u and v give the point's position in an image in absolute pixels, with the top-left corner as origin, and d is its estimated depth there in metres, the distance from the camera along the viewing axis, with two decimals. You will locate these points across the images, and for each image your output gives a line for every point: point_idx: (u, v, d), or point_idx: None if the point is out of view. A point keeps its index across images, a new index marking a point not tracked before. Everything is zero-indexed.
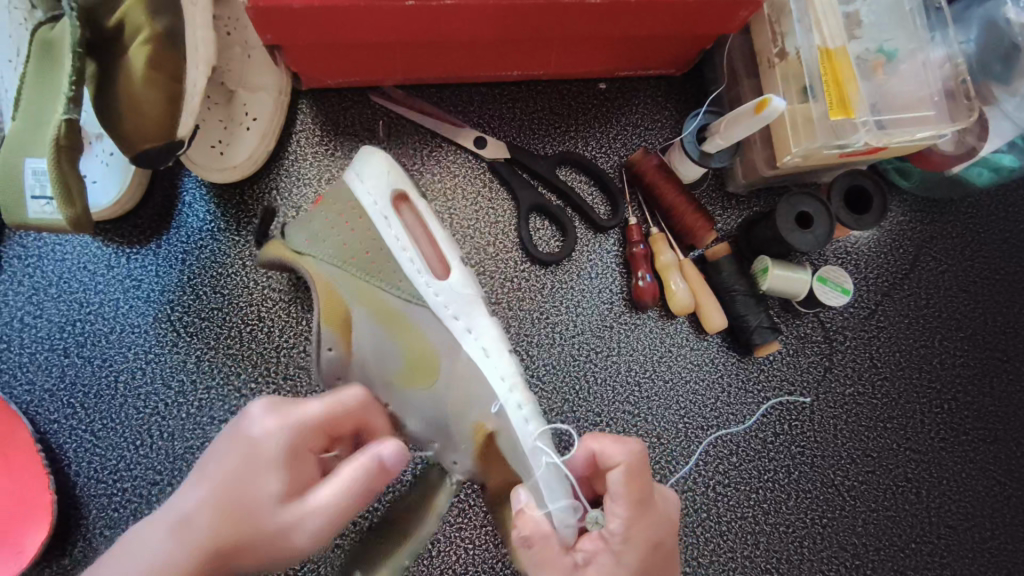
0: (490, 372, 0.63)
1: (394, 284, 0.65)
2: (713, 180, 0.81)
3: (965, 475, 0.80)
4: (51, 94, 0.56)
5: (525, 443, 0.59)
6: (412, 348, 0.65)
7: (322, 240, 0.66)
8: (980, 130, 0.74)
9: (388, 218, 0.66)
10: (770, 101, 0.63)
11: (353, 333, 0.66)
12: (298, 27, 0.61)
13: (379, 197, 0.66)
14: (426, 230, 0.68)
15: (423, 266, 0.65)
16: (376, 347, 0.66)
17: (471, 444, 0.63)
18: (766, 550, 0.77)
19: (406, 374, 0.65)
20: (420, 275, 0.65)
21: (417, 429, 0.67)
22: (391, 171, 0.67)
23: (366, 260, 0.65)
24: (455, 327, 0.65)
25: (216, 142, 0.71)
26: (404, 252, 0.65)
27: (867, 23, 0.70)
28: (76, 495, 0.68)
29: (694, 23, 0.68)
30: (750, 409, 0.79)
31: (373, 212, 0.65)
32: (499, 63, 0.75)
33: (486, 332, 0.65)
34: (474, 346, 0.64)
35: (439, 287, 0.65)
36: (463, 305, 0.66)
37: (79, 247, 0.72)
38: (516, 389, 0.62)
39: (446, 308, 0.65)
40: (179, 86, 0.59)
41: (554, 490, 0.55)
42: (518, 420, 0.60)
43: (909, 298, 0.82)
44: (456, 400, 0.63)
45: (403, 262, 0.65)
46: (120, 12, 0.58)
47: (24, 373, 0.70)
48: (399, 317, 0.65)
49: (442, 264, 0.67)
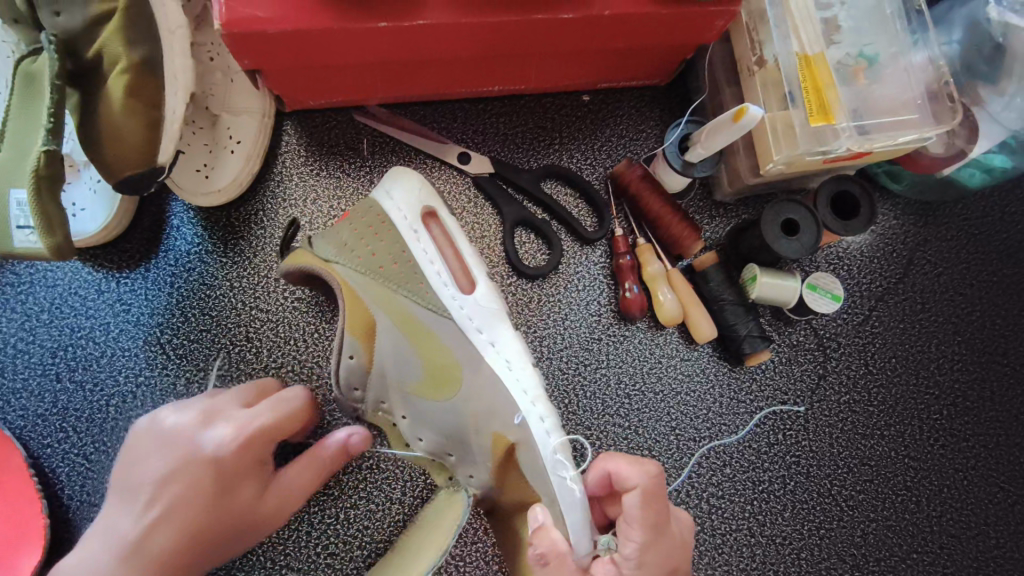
0: (514, 386, 0.64)
1: (417, 295, 0.65)
2: (700, 188, 0.81)
3: (968, 482, 0.79)
4: (33, 127, 0.57)
5: (547, 459, 0.60)
6: (434, 358, 0.65)
7: (349, 250, 0.65)
8: (969, 133, 0.73)
9: (416, 232, 0.66)
10: (748, 110, 0.62)
11: (376, 344, 0.66)
12: (274, 52, 0.62)
13: (408, 210, 0.66)
14: (453, 246, 0.68)
15: (450, 278, 0.66)
16: (398, 357, 0.66)
17: (490, 454, 0.65)
18: (762, 562, 0.76)
19: (428, 384, 0.66)
20: (444, 288, 0.65)
21: (435, 438, 0.68)
22: (420, 188, 0.67)
23: (393, 272, 0.65)
24: (478, 341, 0.65)
25: (201, 166, 0.73)
26: (430, 264, 0.65)
27: (846, 29, 0.69)
28: (70, 519, 0.69)
29: (670, 34, 0.67)
30: (743, 420, 0.78)
31: (400, 225, 0.66)
32: (480, 80, 0.75)
33: (511, 346, 0.66)
34: (497, 360, 0.65)
35: (464, 300, 0.65)
36: (487, 319, 0.66)
37: (69, 273, 0.73)
38: (538, 402, 0.64)
39: (470, 321, 0.65)
40: (158, 113, 0.60)
41: (575, 507, 0.57)
42: (539, 432, 0.62)
43: (904, 302, 0.81)
44: (476, 412, 0.64)
45: (429, 274, 0.65)
46: (98, 44, 0.59)
47: (18, 399, 0.71)
48: (421, 327, 0.65)
49: (467, 276, 0.67)
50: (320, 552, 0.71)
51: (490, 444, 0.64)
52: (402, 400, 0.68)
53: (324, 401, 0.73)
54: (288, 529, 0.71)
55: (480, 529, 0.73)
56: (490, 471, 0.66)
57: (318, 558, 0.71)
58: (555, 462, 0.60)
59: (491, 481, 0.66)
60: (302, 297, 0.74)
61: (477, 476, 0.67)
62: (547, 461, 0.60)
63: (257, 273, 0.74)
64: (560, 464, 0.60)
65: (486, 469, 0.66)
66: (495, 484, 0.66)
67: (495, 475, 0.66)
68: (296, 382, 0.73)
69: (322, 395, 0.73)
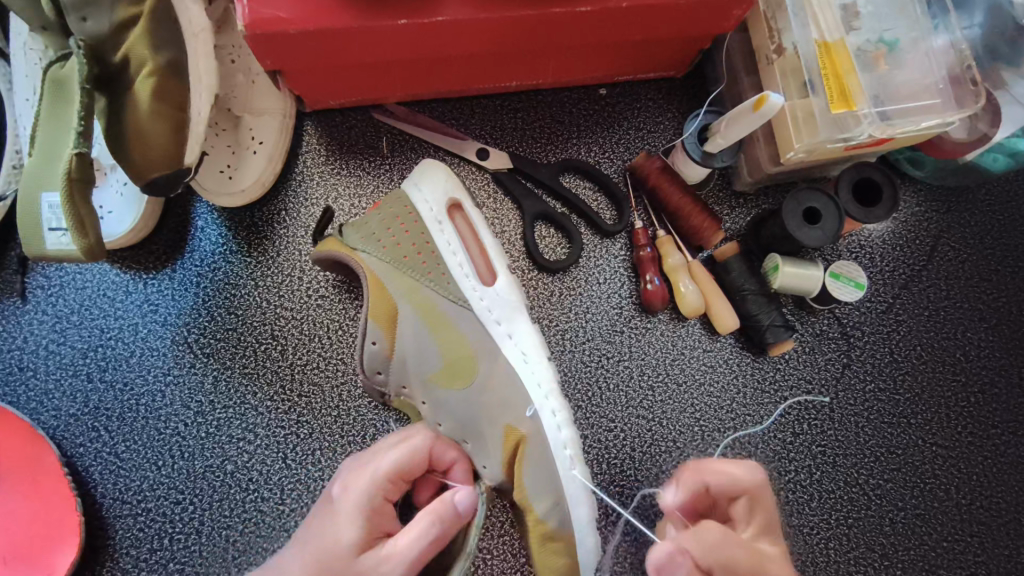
0: (528, 379, 0.65)
1: (441, 286, 0.66)
2: (719, 179, 0.81)
3: (997, 469, 0.78)
4: (63, 130, 0.58)
5: (558, 455, 0.63)
6: (451, 347, 0.65)
7: (375, 238, 0.66)
8: (992, 117, 0.72)
9: (440, 224, 0.68)
10: (769, 98, 0.62)
11: (397, 332, 0.65)
12: (296, 52, 0.63)
13: (435, 203, 0.68)
14: (477, 238, 0.70)
15: (472, 270, 0.67)
16: (418, 346, 0.65)
17: (501, 447, 0.64)
18: (790, 553, 0.76)
19: (445, 375, 0.65)
20: (466, 279, 0.67)
21: (452, 428, 0.66)
22: (446, 180, 0.69)
23: (417, 263, 0.66)
24: (497, 333, 0.66)
25: (225, 167, 0.73)
26: (453, 256, 0.67)
27: (865, 15, 0.69)
28: (104, 517, 0.70)
29: (687, 23, 0.67)
30: (767, 410, 0.78)
31: (426, 216, 0.67)
32: (498, 76, 0.75)
33: (529, 338, 0.67)
34: (514, 352, 0.66)
35: (485, 292, 0.67)
36: (506, 311, 0.67)
37: (98, 274, 0.74)
38: (550, 396, 0.65)
39: (489, 312, 0.66)
40: (183, 115, 0.61)
41: (580, 501, 0.62)
42: (551, 426, 0.64)
43: (929, 289, 0.80)
44: (493, 402, 0.65)
45: (451, 265, 0.67)
46: (124, 48, 0.59)
47: (50, 400, 0.72)
48: (442, 317, 0.66)
49: (490, 269, 0.69)
50: None
51: (503, 437, 0.64)
52: (421, 388, 0.66)
53: (349, 397, 0.73)
54: None
55: (506, 522, 0.73)
56: (500, 466, 0.64)
57: None
58: (567, 458, 0.63)
59: (502, 476, 0.65)
60: (326, 294, 0.74)
61: (490, 468, 0.65)
62: (558, 457, 0.63)
63: (281, 271, 0.75)
64: (569, 461, 0.63)
65: (498, 463, 0.64)
66: (505, 479, 0.65)
67: (505, 472, 0.64)
68: (321, 379, 0.73)
69: (348, 391, 0.73)
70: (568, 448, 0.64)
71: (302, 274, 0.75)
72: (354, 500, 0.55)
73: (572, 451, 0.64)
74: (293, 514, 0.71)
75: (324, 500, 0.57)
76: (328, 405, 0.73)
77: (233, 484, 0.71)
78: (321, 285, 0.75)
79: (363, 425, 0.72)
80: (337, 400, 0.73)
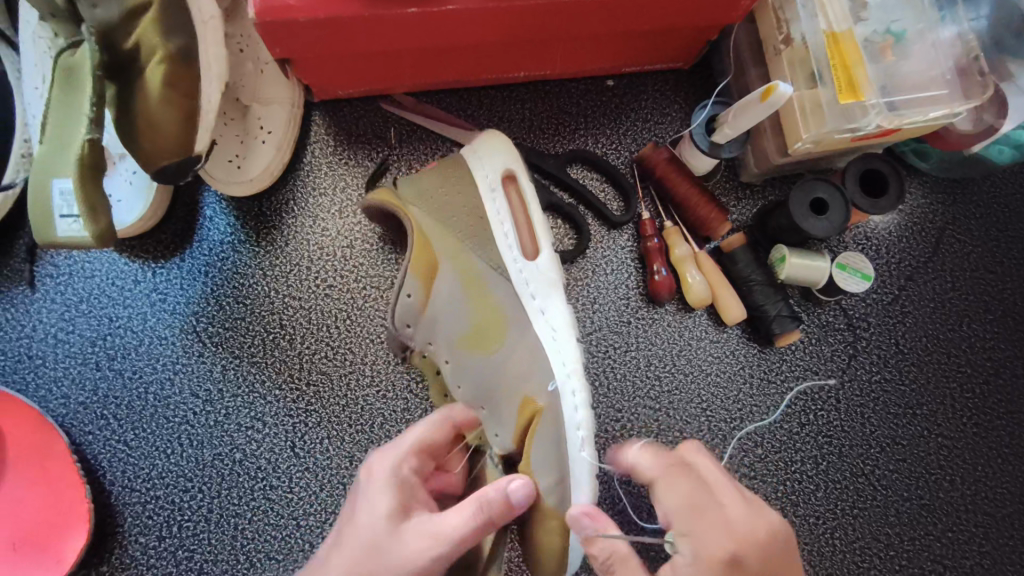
0: (553, 356, 0.64)
1: (484, 254, 0.67)
2: (726, 170, 0.81)
3: (1001, 460, 0.78)
4: (76, 117, 0.59)
5: (570, 434, 0.62)
6: (486, 313, 0.66)
7: (427, 198, 0.67)
8: (998, 108, 0.72)
9: (493, 192, 0.68)
10: (777, 88, 0.63)
11: (434, 288, 0.67)
12: (307, 40, 0.63)
13: (491, 172, 0.68)
14: (524, 211, 0.69)
15: (515, 243, 0.67)
16: (452, 306, 0.66)
17: (516, 416, 0.63)
18: (796, 542, 0.76)
19: (473, 339, 0.66)
20: (509, 249, 0.67)
21: (467, 392, 0.66)
22: (507, 151, 0.69)
23: (465, 225, 0.67)
24: (530, 306, 0.66)
25: (233, 157, 0.73)
26: (499, 224, 0.67)
27: (873, 6, 0.69)
28: (112, 504, 0.71)
29: (695, 14, 0.68)
30: (774, 400, 0.78)
31: (481, 184, 0.68)
32: (506, 66, 0.76)
33: (562, 316, 0.66)
34: (545, 327, 0.66)
35: (525, 265, 0.67)
36: (543, 287, 0.67)
37: (107, 263, 0.74)
38: (573, 376, 0.64)
39: (527, 285, 0.66)
40: (194, 102, 0.61)
41: (584, 487, 0.61)
42: (568, 406, 0.63)
43: (934, 281, 0.80)
44: (513, 373, 0.64)
45: (495, 233, 0.67)
46: (135, 36, 0.60)
47: (59, 388, 0.73)
48: (480, 285, 0.66)
49: (533, 245, 0.68)
50: None
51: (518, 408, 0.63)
52: (444, 349, 0.67)
53: (357, 386, 0.73)
54: (326, 513, 0.71)
55: None
56: (512, 434, 0.64)
57: None
58: (580, 441, 0.62)
59: (511, 445, 0.64)
60: (333, 284, 0.75)
61: (501, 437, 0.64)
62: (570, 439, 0.62)
63: (289, 261, 0.75)
64: (581, 443, 0.62)
65: (510, 431, 0.64)
66: (514, 449, 0.64)
67: (515, 443, 0.63)
68: (329, 368, 0.73)
69: (356, 380, 0.73)
70: (581, 429, 0.62)
71: (310, 263, 0.75)
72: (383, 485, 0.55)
73: (585, 433, 0.62)
74: (302, 502, 0.71)
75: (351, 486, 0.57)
76: (337, 393, 0.73)
77: (242, 472, 0.71)
78: (329, 275, 0.75)
79: (371, 413, 0.73)
80: (345, 388, 0.73)
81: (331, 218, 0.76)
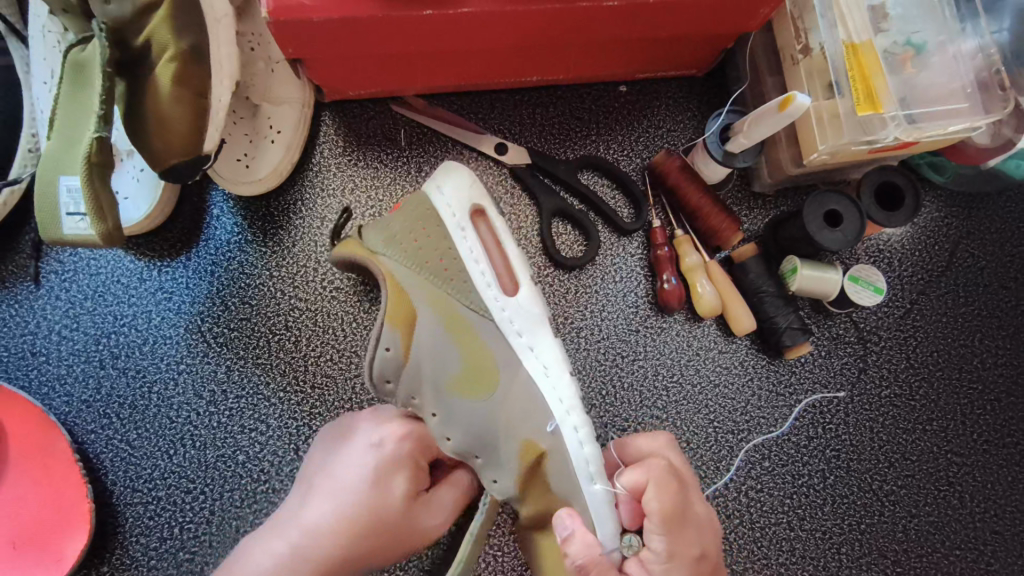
0: (549, 394, 0.63)
1: (463, 295, 0.64)
2: (739, 179, 0.80)
3: (1011, 479, 0.77)
4: (84, 115, 0.58)
5: (580, 472, 0.60)
6: (472, 357, 0.64)
7: (398, 243, 0.65)
8: (1017, 121, 0.71)
9: (463, 230, 0.65)
10: (795, 98, 0.61)
11: (415, 336, 0.64)
12: (320, 39, 0.62)
13: (457, 207, 0.65)
14: (501, 250, 0.67)
15: (494, 279, 0.65)
16: (437, 352, 0.64)
17: (518, 460, 0.63)
18: (801, 557, 0.75)
19: (464, 384, 0.64)
20: (488, 288, 0.64)
21: (461, 441, 0.64)
22: (471, 185, 0.66)
23: (439, 268, 0.64)
24: (518, 345, 0.64)
25: (241, 156, 0.73)
26: (475, 263, 0.65)
27: (893, 16, 0.68)
28: (113, 504, 0.70)
29: (714, 21, 0.67)
30: (782, 413, 0.77)
31: (447, 221, 0.65)
32: (520, 69, 0.75)
33: (551, 352, 0.65)
34: (536, 365, 0.64)
35: (506, 302, 0.65)
36: (528, 323, 0.65)
37: (112, 261, 0.74)
38: (572, 412, 0.63)
39: (511, 324, 0.64)
40: (205, 101, 0.60)
41: (604, 519, 0.58)
42: (572, 444, 0.61)
43: (947, 296, 0.79)
44: (509, 417, 0.63)
45: (474, 274, 0.64)
46: (146, 32, 0.59)
47: (62, 385, 0.72)
48: (464, 325, 0.64)
49: (512, 280, 0.67)
50: None
51: (520, 451, 0.63)
52: (433, 397, 0.64)
53: (361, 391, 0.73)
54: None
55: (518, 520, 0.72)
56: (514, 478, 0.63)
57: None
58: (589, 473, 0.60)
59: (514, 490, 0.63)
60: (340, 287, 0.74)
61: (501, 482, 0.63)
62: (580, 473, 0.60)
63: (296, 262, 0.74)
64: (592, 478, 0.60)
65: (511, 475, 0.63)
66: (517, 494, 0.63)
67: (518, 486, 0.63)
68: (334, 371, 0.73)
69: (361, 385, 0.73)
70: (592, 464, 0.61)
71: (316, 265, 0.74)
72: (388, 450, 0.64)
73: (597, 468, 0.60)
74: None
75: (338, 446, 0.66)
76: (342, 396, 0.72)
77: (244, 475, 0.71)
78: (335, 277, 0.74)
79: None
80: (350, 392, 0.72)
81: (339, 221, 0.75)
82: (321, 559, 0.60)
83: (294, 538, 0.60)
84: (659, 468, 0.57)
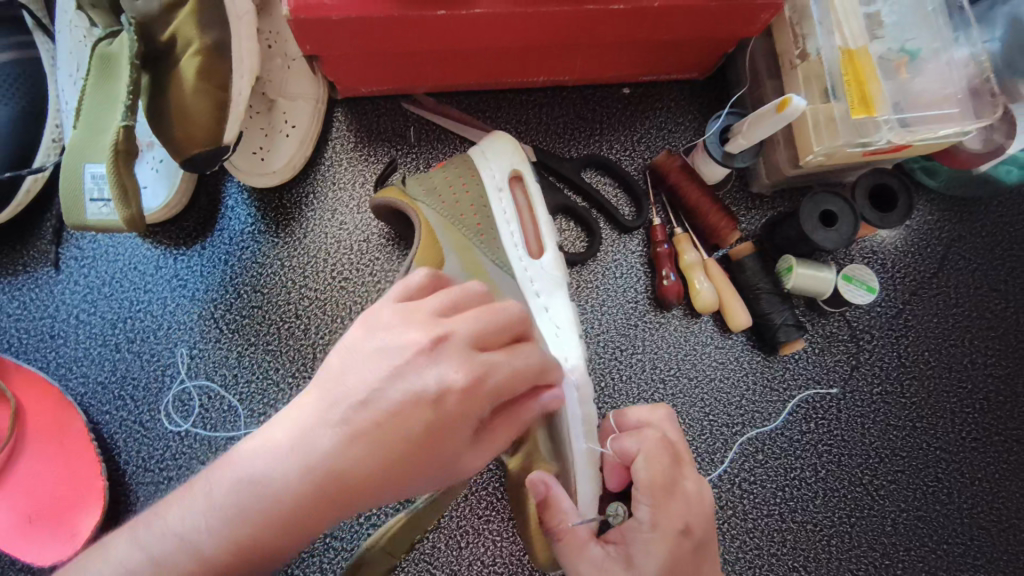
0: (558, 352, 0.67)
1: (489, 248, 0.69)
2: (737, 180, 0.82)
3: (1000, 476, 0.79)
4: (109, 106, 0.61)
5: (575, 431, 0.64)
6: None
7: (436, 195, 0.69)
8: (1008, 128, 0.73)
9: (500, 190, 0.71)
10: (791, 101, 0.64)
11: None
12: (336, 36, 0.64)
13: (498, 172, 0.72)
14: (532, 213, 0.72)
15: (522, 242, 0.71)
16: None
17: None
18: (793, 548, 0.77)
19: None
20: (515, 249, 0.70)
21: None
22: (512, 152, 0.72)
23: (471, 221, 0.69)
24: (535, 304, 0.69)
25: (257, 149, 0.75)
26: (507, 224, 0.71)
27: (888, 24, 0.71)
28: (126, 483, 0.72)
29: (714, 27, 0.69)
30: (776, 408, 0.79)
31: (487, 183, 0.71)
32: (528, 70, 0.77)
33: (565, 314, 0.70)
34: (549, 324, 0.69)
35: (531, 264, 0.70)
36: (548, 285, 0.70)
37: (130, 248, 0.76)
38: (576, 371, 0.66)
39: (531, 283, 0.70)
40: (225, 94, 0.63)
41: (587, 479, 0.63)
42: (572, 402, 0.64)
43: (938, 297, 0.82)
44: None
45: (503, 234, 0.70)
46: (172, 28, 0.62)
47: (79, 367, 0.74)
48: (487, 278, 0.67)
49: (539, 243, 0.71)
50: (362, 524, 0.72)
51: None
52: None
53: None
54: None
55: None
56: None
57: (360, 528, 0.72)
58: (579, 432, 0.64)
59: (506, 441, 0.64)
60: (347, 278, 0.76)
61: None
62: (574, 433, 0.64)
63: (307, 253, 0.77)
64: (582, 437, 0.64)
65: None
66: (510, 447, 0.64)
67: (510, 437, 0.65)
68: None
69: None
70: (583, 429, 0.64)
71: (327, 256, 0.77)
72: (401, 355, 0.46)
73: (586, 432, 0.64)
74: None
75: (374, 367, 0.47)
76: None
77: None
78: (344, 269, 0.76)
79: None
80: None
81: (349, 213, 0.78)
82: (231, 554, 0.44)
83: (231, 486, 0.45)
84: (652, 440, 0.59)
